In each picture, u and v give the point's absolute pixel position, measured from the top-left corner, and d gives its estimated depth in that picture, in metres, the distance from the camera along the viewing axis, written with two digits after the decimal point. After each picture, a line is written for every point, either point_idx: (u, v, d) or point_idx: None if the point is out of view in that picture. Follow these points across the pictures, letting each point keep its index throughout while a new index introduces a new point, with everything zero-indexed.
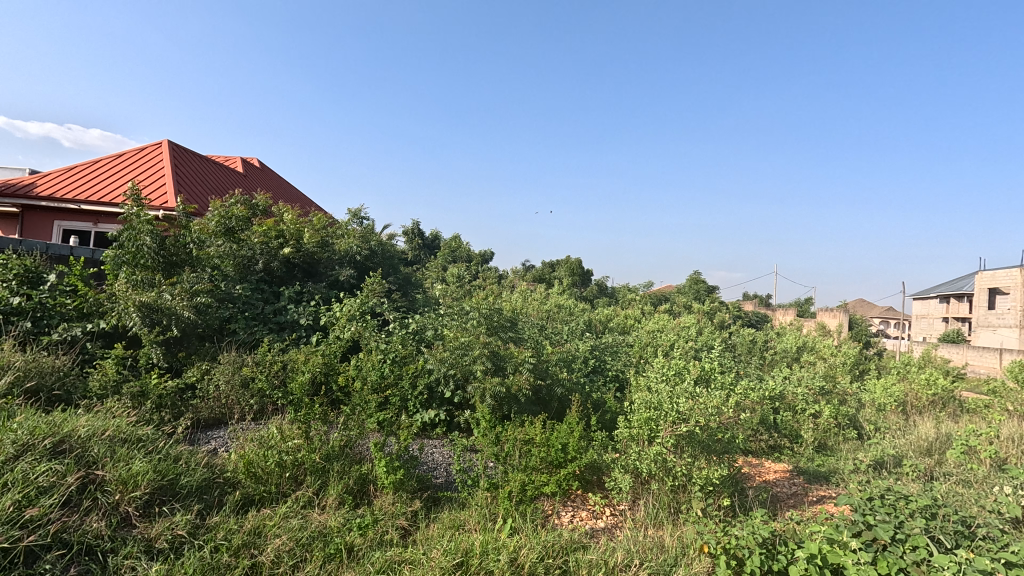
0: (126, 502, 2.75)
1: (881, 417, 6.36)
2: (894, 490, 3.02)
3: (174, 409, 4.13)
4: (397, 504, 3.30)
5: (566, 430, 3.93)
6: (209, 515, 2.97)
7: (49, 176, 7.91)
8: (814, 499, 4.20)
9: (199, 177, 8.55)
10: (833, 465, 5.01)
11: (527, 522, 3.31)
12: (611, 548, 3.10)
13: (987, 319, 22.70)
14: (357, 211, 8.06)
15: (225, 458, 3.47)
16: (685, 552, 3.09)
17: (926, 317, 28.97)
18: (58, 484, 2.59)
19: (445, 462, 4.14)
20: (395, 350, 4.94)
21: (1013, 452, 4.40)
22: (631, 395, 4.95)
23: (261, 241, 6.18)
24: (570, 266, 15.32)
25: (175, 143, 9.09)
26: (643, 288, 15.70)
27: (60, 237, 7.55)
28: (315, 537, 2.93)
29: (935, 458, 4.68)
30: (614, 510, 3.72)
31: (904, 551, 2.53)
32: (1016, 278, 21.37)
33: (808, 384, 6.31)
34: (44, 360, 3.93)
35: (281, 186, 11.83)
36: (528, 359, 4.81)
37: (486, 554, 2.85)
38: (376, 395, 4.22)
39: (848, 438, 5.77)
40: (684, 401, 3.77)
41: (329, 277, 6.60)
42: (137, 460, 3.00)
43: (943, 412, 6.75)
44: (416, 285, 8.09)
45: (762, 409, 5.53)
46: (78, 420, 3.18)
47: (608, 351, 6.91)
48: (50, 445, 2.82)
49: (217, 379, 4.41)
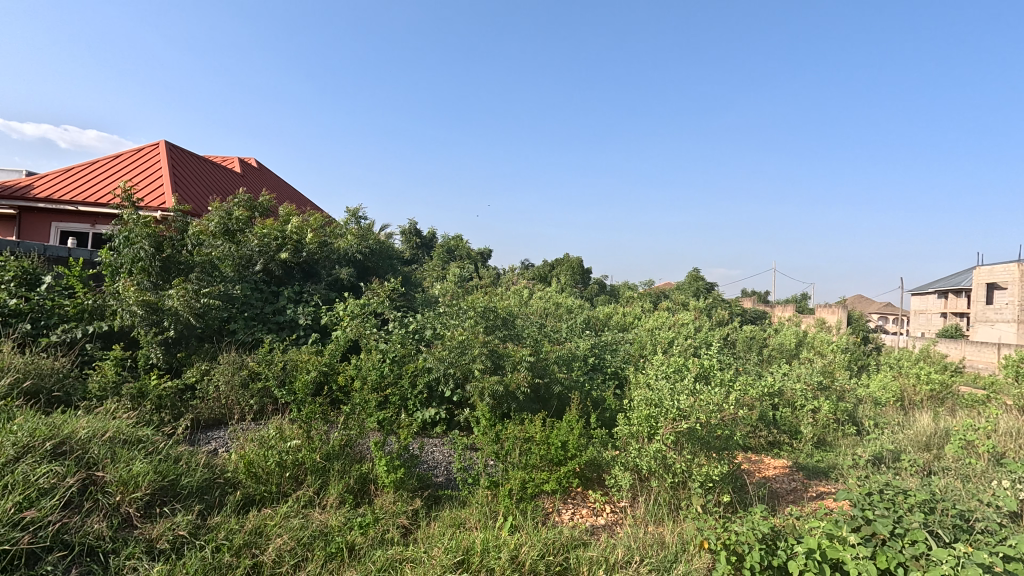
0: (127, 503, 2.75)
1: (880, 413, 6.38)
2: (892, 485, 3.03)
3: (174, 410, 4.14)
4: (398, 503, 3.30)
5: (566, 427, 3.93)
6: (209, 515, 2.97)
7: (47, 177, 7.89)
8: (814, 495, 4.21)
9: (198, 177, 8.54)
10: (832, 460, 5.03)
11: (527, 520, 3.32)
12: (611, 545, 3.11)
13: (985, 314, 22.74)
14: (356, 211, 8.07)
15: (225, 458, 3.47)
16: (685, 548, 3.10)
17: (926, 312, 28.96)
18: (59, 485, 2.59)
19: (446, 461, 4.14)
20: (394, 349, 4.94)
21: (1011, 446, 4.41)
22: (631, 392, 4.97)
23: (259, 242, 6.13)
24: (570, 266, 15.34)
25: (173, 143, 9.08)
26: (643, 288, 15.23)
27: (58, 239, 7.55)
28: (316, 536, 2.93)
29: (934, 453, 4.70)
30: (615, 507, 3.74)
31: (903, 546, 2.53)
32: (1015, 272, 21.37)
33: (806, 379, 6.35)
34: (43, 362, 3.93)
35: (280, 186, 11.84)
36: (526, 357, 4.82)
37: (487, 551, 2.86)
38: (375, 394, 4.22)
39: (847, 433, 5.80)
40: (683, 397, 3.77)
41: (329, 277, 6.61)
42: (137, 461, 3.00)
43: (941, 407, 6.77)
44: (416, 285, 8.10)
45: (762, 405, 5.55)
46: (78, 421, 3.17)
47: (608, 349, 6.94)
48: (50, 446, 2.82)
49: (216, 379, 4.40)
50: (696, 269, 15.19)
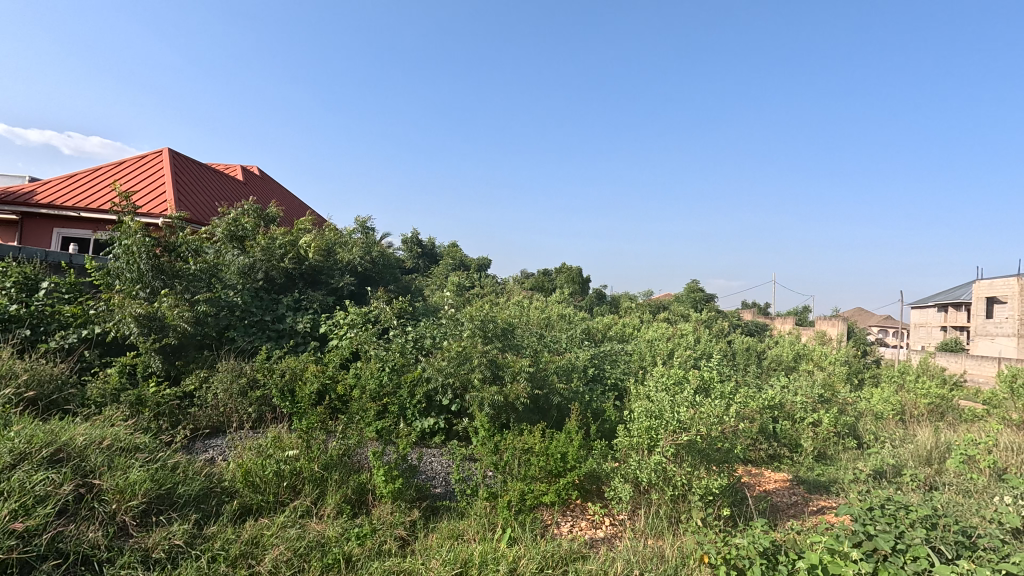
0: (123, 511, 2.72)
1: (880, 426, 6.36)
2: (894, 499, 3.00)
3: (172, 418, 4.12)
4: (396, 513, 3.28)
5: (565, 439, 3.91)
6: (206, 524, 2.95)
7: (49, 183, 7.93)
8: (815, 509, 4.18)
9: (201, 185, 8.59)
10: (833, 474, 5.01)
11: (526, 532, 3.29)
12: (611, 559, 3.08)
13: (986, 328, 22.70)
14: (365, 221, 8.08)
15: (222, 466, 3.44)
16: (685, 562, 3.05)
17: (924, 325, 28.95)
18: (54, 493, 2.57)
19: (444, 471, 4.12)
20: (393, 358, 4.92)
21: (1012, 462, 4.39)
22: (630, 405, 4.96)
23: (263, 251, 6.14)
24: (570, 274, 15.63)
25: (177, 152, 9.15)
26: (642, 295, 15.82)
27: (60, 245, 7.57)
28: (313, 547, 2.90)
29: (934, 468, 4.68)
30: (614, 520, 3.71)
31: (905, 562, 2.51)
32: (1014, 287, 21.41)
33: (807, 392, 6.31)
34: (43, 368, 3.93)
35: (281, 194, 11.90)
36: (525, 368, 4.80)
37: (485, 563, 2.84)
38: (375, 403, 4.22)
39: (848, 447, 5.77)
40: (685, 409, 3.73)
41: (330, 285, 6.67)
42: (134, 469, 2.98)
43: (941, 422, 6.75)
44: (416, 295, 8.12)
45: (762, 418, 5.52)
46: (76, 429, 3.16)
47: (607, 359, 6.92)
48: (47, 454, 2.80)
49: (215, 387, 4.37)
50: (695, 281, 15.23)
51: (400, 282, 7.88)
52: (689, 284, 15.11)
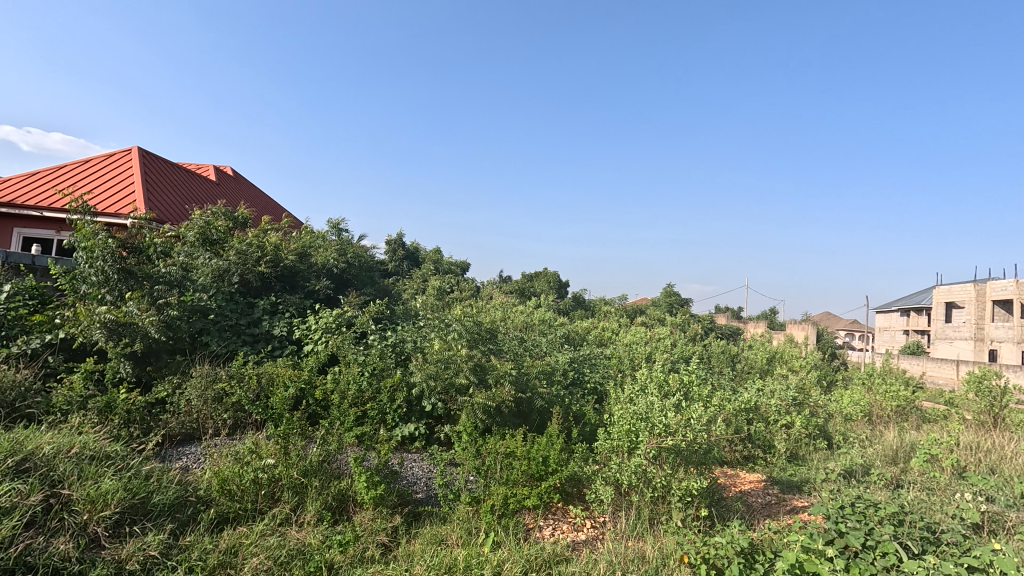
0: (94, 522, 2.64)
1: (849, 427, 6.60)
2: (864, 497, 3.09)
3: (144, 425, 3.99)
4: (377, 519, 3.24)
5: (546, 443, 3.95)
6: (182, 534, 2.88)
7: (8, 180, 7.60)
8: (788, 508, 4.31)
9: (171, 186, 8.34)
10: (805, 474, 5.17)
11: (509, 535, 3.31)
12: (593, 560, 3.13)
13: (944, 332, 23.76)
14: (338, 223, 7.99)
15: (198, 474, 3.35)
16: (665, 562, 3.10)
17: (888, 329, 30.12)
18: (21, 504, 2.48)
19: (426, 476, 4.10)
20: (374, 363, 4.86)
21: (970, 460, 4.62)
22: (610, 408, 5.03)
23: (237, 254, 5.99)
24: (547, 278, 15.67)
25: (146, 150, 8.87)
26: (620, 299, 16.00)
27: (20, 246, 7.26)
28: (294, 555, 2.85)
29: (900, 466, 4.88)
30: (595, 522, 3.76)
31: (875, 558, 2.61)
32: (970, 293, 22.49)
33: (780, 395, 6.48)
34: (5, 375, 3.77)
35: (254, 196, 11.64)
36: (508, 372, 4.83)
37: (470, 567, 2.85)
38: (355, 408, 4.16)
39: (818, 448, 5.97)
40: (673, 414, 3.77)
41: (306, 288, 6.60)
42: (106, 478, 2.88)
43: (906, 422, 7.04)
44: (394, 297, 8.08)
45: (738, 421, 5.65)
46: (42, 436, 3.03)
47: (587, 363, 6.98)
48: (12, 464, 2.70)
49: (189, 394, 4.23)
50: (672, 286, 15.50)
51: (377, 286, 7.81)
52: (665, 288, 15.37)
